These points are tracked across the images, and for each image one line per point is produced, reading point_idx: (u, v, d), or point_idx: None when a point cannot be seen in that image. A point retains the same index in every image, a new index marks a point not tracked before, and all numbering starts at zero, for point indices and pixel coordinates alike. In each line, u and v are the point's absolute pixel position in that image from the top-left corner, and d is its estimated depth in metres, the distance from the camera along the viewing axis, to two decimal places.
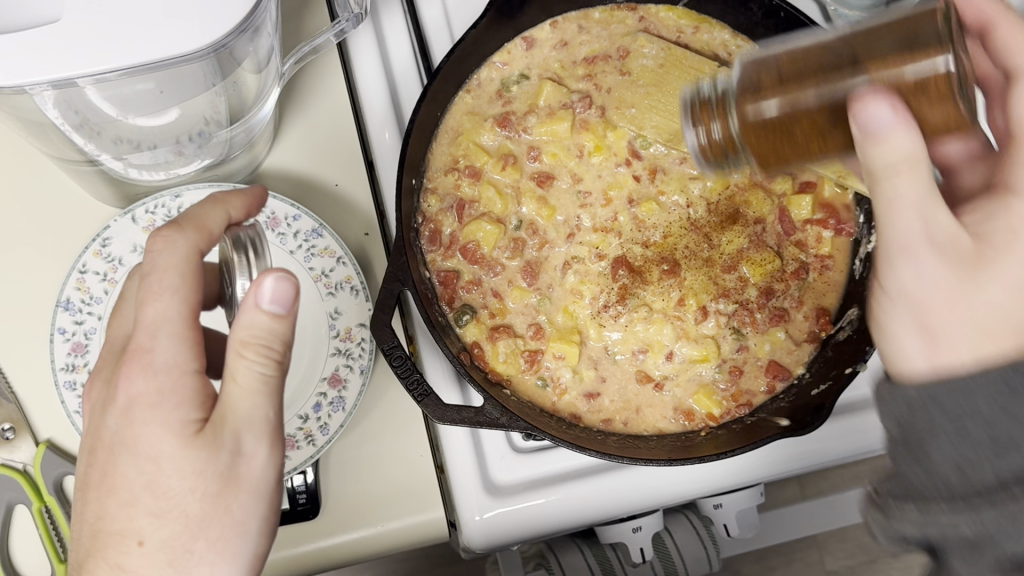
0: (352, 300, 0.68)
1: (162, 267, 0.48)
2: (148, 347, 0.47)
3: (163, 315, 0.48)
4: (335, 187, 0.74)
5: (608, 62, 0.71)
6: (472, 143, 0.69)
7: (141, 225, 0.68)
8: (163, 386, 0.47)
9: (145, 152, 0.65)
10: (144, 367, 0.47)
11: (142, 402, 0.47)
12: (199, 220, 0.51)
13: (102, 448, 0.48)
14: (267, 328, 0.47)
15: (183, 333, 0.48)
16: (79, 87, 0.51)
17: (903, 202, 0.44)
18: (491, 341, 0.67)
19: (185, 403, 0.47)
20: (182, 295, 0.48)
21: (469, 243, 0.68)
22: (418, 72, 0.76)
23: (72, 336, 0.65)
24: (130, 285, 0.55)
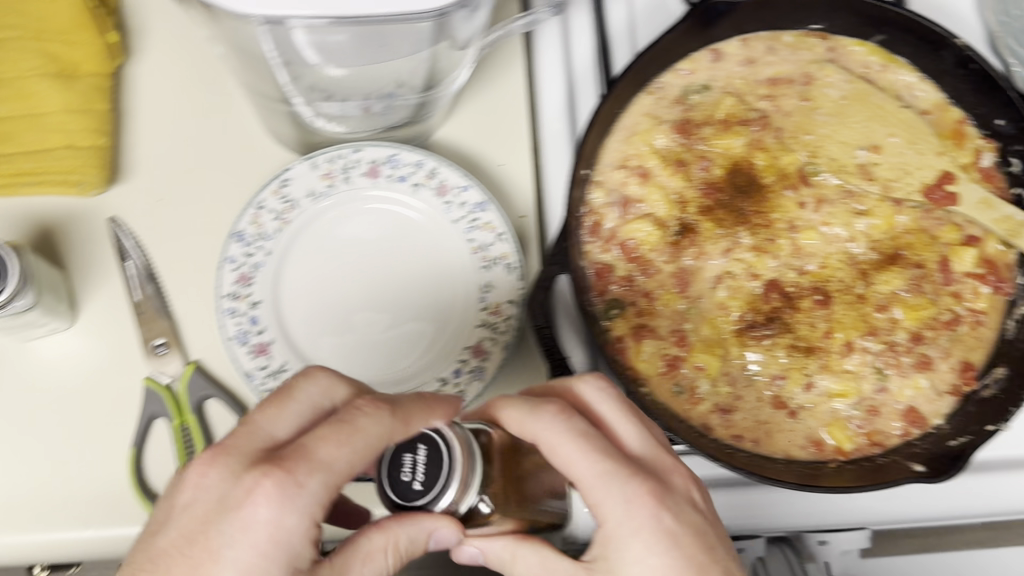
0: (505, 276, 0.69)
1: (358, 429, 0.43)
2: (302, 483, 0.41)
3: (331, 464, 0.42)
4: (498, 167, 0.75)
5: (791, 86, 0.72)
6: (646, 145, 0.70)
7: (320, 172, 0.70)
8: (295, 529, 0.41)
9: (335, 103, 0.68)
10: (286, 498, 0.40)
11: (271, 534, 0.40)
12: (410, 415, 0.44)
13: (202, 550, 0.41)
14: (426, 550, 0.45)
15: (327, 493, 0.42)
16: (287, 28, 0.53)
17: (611, 522, 0.46)
18: (636, 339, 0.68)
19: (300, 556, 0.42)
20: (353, 460, 0.43)
21: (629, 240, 0.69)
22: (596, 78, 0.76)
23: (241, 267, 0.68)
24: (305, 384, 0.46)
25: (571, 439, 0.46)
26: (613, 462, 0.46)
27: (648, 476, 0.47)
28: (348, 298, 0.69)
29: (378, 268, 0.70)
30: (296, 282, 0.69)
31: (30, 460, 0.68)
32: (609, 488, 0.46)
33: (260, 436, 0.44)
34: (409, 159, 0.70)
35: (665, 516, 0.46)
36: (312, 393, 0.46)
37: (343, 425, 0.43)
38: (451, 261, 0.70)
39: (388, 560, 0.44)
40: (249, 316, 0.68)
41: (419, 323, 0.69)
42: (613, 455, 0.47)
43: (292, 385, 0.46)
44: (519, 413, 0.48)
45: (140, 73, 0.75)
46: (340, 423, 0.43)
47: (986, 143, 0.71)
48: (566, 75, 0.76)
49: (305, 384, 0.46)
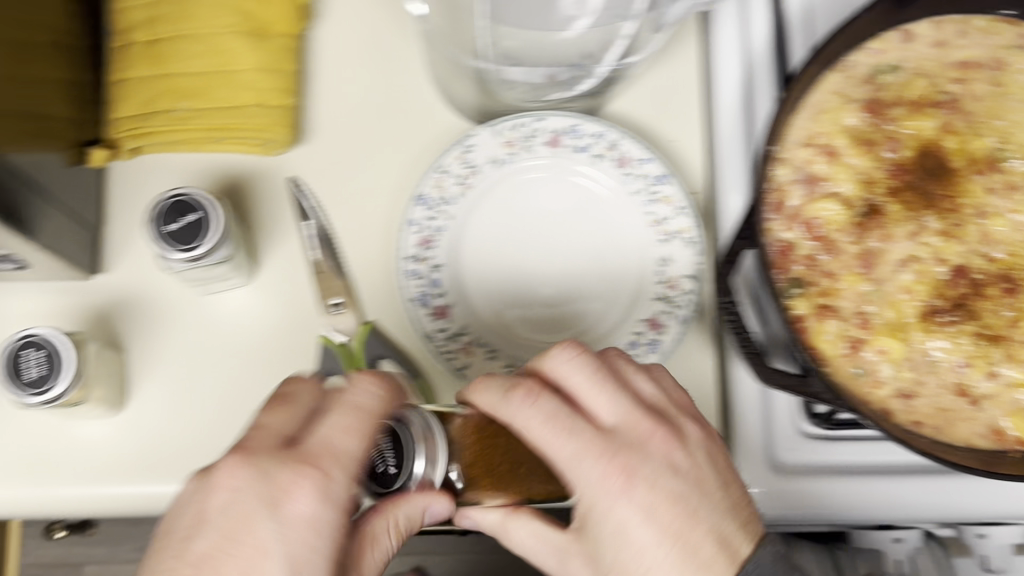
0: (685, 251, 0.68)
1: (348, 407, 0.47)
2: (326, 471, 0.45)
3: (333, 444, 0.46)
4: (668, 142, 0.75)
5: (982, 70, 0.70)
6: (835, 123, 0.69)
7: (503, 139, 0.70)
8: (332, 522, 0.45)
9: (518, 69, 0.67)
10: (321, 494, 0.45)
11: (311, 526, 0.45)
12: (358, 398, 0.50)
13: (248, 543, 0.44)
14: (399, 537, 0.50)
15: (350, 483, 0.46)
16: None
17: (588, 499, 0.49)
18: (819, 318, 0.66)
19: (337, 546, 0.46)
20: (349, 443, 0.46)
21: (815, 219, 0.68)
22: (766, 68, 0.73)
23: (423, 230, 0.68)
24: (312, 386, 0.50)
25: (543, 422, 0.49)
26: (583, 444, 0.49)
27: (624, 452, 0.49)
28: (525, 268, 0.69)
29: (557, 238, 0.70)
30: (476, 246, 0.70)
31: (205, 412, 0.68)
32: (580, 464, 0.49)
33: (330, 444, 0.46)
34: (591, 129, 0.70)
35: (645, 488, 0.49)
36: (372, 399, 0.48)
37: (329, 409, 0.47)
38: (629, 233, 0.70)
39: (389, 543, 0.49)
40: (431, 278, 0.68)
41: (594, 296, 0.69)
42: (572, 428, 0.49)
43: (291, 390, 0.50)
44: (489, 399, 0.51)
45: (323, 36, 0.75)
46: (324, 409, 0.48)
47: None
48: (744, 59, 0.74)
49: (365, 390, 0.48)
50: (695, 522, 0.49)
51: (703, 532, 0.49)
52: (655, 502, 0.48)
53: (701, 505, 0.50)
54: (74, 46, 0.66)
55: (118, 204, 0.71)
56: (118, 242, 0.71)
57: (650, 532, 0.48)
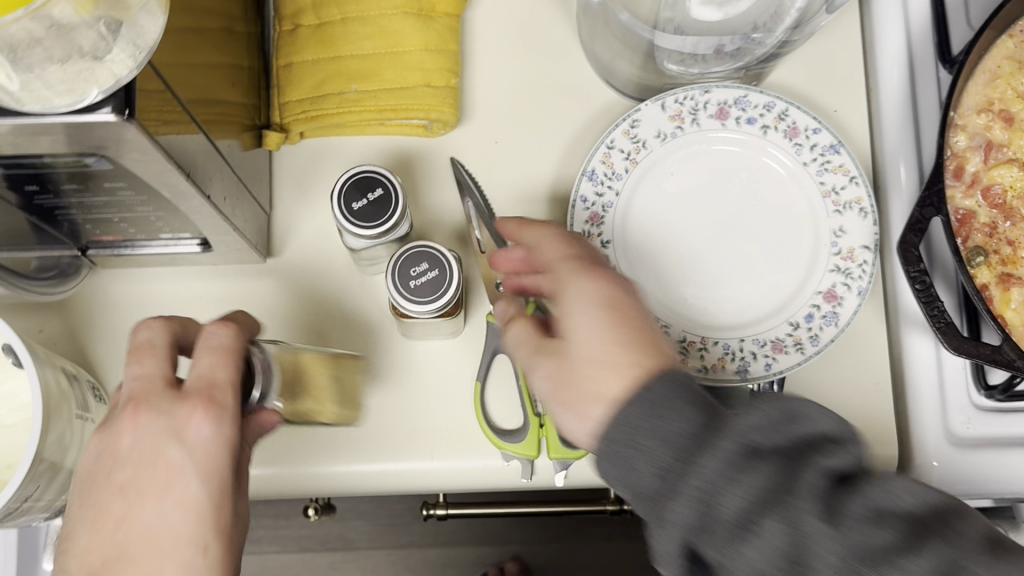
0: (860, 222, 0.67)
1: (227, 350, 0.51)
2: (211, 402, 0.50)
3: (213, 377, 0.51)
4: (832, 113, 0.74)
5: None
6: (1011, 87, 0.67)
7: (669, 113, 0.69)
8: (206, 454, 0.50)
9: (677, 40, 0.67)
10: (210, 419, 0.50)
11: (196, 454, 0.49)
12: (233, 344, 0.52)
13: (149, 449, 0.49)
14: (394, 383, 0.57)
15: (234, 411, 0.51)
16: None
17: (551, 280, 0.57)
18: (1003, 287, 0.65)
19: (207, 478, 0.50)
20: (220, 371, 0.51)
21: (994, 185, 0.67)
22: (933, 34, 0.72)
23: (592, 206, 0.68)
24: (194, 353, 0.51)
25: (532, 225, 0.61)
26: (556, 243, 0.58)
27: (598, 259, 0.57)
28: (695, 244, 0.69)
29: (725, 212, 0.69)
30: (643, 215, 0.69)
31: (380, 392, 0.69)
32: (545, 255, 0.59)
33: (154, 383, 0.51)
34: (758, 99, 0.69)
35: (600, 304, 0.54)
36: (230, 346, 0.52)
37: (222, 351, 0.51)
38: (800, 205, 0.69)
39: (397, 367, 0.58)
40: None
41: (766, 271, 0.68)
42: (579, 257, 0.57)
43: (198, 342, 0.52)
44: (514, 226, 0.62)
45: (476, 18, 0.75)
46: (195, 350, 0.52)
47: None
48: (907, 35, 0.73)
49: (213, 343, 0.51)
50: (617, 359, 0.51)
51: (625, 357, 0.51)
52: (601, 337, 0.52)
53: (640, 324, 0.54)
54: (249, 33, 0.67)
55: (284, 189, 0.72)
56: (285, 224, 0.72)
57: (585, 324, 0.53)
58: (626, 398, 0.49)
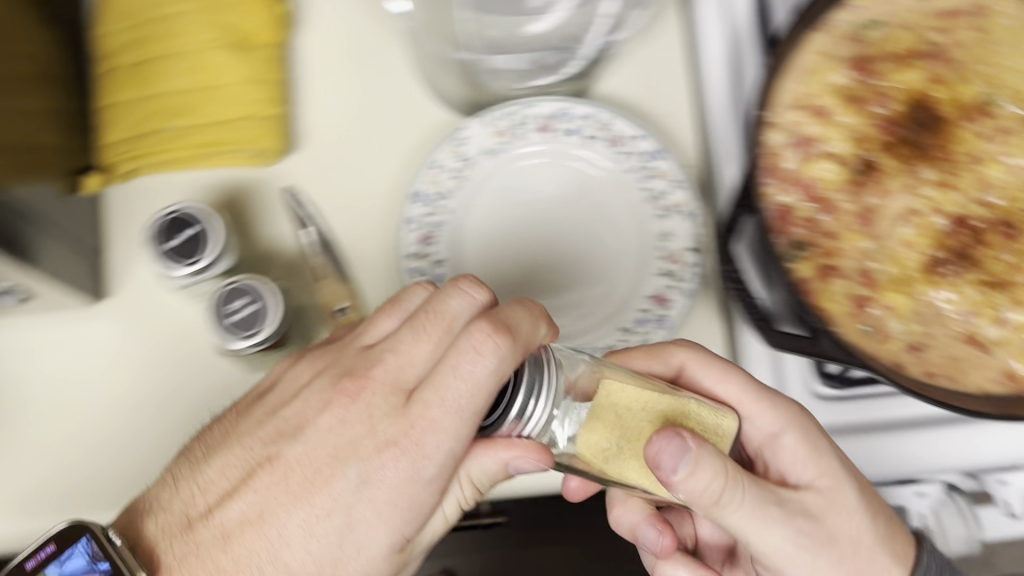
0: (685, 224, 0.69)
1: (460, 338, 0.49)
2: (425, 415, 0.50)
3: (457, 391, 0.49)
4: (658, 117, 0.76)
5: (966, 19, 0.70)
6: (825, 84, 0.69)
7: (493, 129, 0.70)
8: (434, 467, 0.50)
9: (511, 54, 0.68)
10: (433, 425, 0.49)
11: (380, 468, 0.50)
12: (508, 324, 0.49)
13: (388, 444, 0.50)
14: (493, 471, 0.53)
15: (466, 422, 0.49)
16: None
17: (739, 398, 0.61)
18: (824, 279, 0.67)
19: (426, 488, 0.50)
20: (461, 385, 0.49)
21: (811, 180, 0.69)
22: (756, 32, 0.73)
23: (422, 227, 0.69)
24: (450, 302, 0.53)
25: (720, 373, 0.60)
26: (770, 409, 0.60)
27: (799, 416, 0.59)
28: (527, 256, 0.70)
29: (554, 223, 0.70)
30: (476, 229, 0.70)
31: None
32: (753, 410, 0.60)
33: (401, 373, 0.52)
34: (580, 112, 0.70)
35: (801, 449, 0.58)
36: (484, 372, 0.48)
37: (454, 344, 0.50)
38: (628, 213, 0.70)
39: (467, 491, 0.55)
40: (434, 275, 0.68)
41: (598, 277, 0.69)
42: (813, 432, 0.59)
43: (447, 309, 0.52)
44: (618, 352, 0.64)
45: (305, 44, 0.74)
46: (432, 317, 0.52)
47: None
48: (726, 34, 0.74)
49: (473, 359, 0.48)
50: (847, 510, 0.57)
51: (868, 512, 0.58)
52: (795, 527, 0.55)
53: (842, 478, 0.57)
54: (59, 75, 0.66)
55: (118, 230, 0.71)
56: (121, 266, 0.71)
57: (806, 473, 0.58)
58: (871, 528, 0.57)
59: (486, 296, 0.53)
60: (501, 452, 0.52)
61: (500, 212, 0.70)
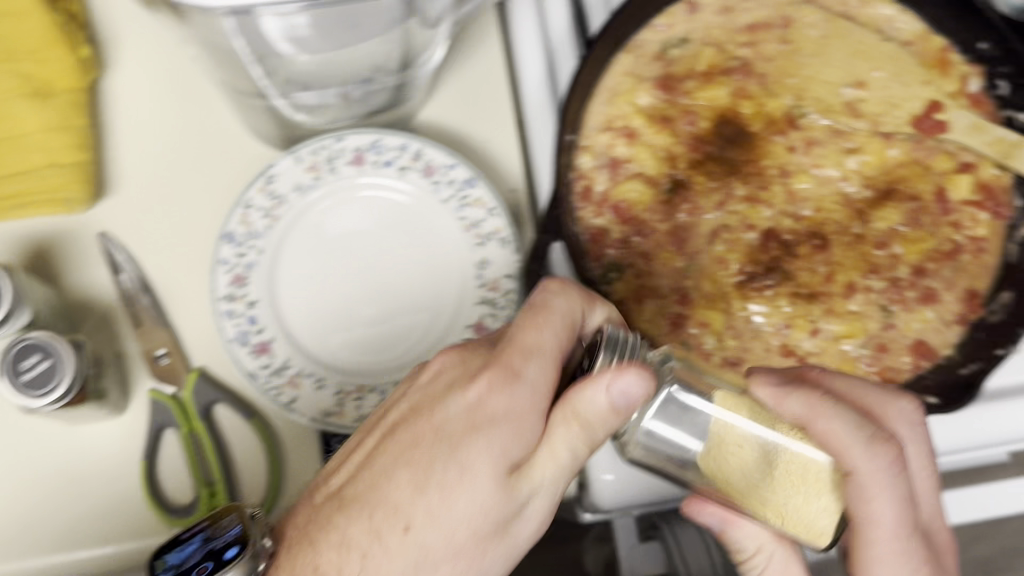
0: (501, 251, 0.69)
1: (539, 318, 0.49)
2: (488, 419, 0.47)
3: (513, 402, 0.47)
4: (482, 144, 0.75)
5: (771, 31, 0.71)
6: (630, 104, 0.70)
7: (305, 165, 0.69)
8: (482, 469, 0.46)
9: (312, 92, 0.67)
10: (488, 436, 0.47)
11: (484, 456, 0.47)
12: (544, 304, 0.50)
13: (433, 434, 0.48)
14: (603, 414, 0.45)
15: (539, 407, 0.48)
16: (258, 16, 0.53)
17: (861, 463, 0.48)
18: (638, 300, 0.67)
19: (518, 444, 0.47)
20: (540, 375, 0.48)
21: (621, 202, 0.69)
22: (575, 41, 0.75)
23: (234, 268, 0.68)
24: (550, 313, 0.49)
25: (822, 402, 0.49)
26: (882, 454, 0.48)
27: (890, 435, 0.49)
28: (347, 290, 0.69)
29: (371, 258, 0.70)
30: (292, 265, 0.69)
31: (57, 480, 0.69)
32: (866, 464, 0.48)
33: (469, 367, 0.50)
34: (392, 142, 0.70)
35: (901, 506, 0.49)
36: (548, 338, 0.48)
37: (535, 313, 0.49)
38: (446, 244, 0.70)
39: (567, 431, 0.47)
40: (247, 317, 0.67)
41: (421, 306, 0.69)
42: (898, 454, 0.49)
43: (549, 303, 0.50)
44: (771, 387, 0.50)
45: (118, 88, 0.74)
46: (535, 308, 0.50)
47: (971, 68, 0.68)
48: (546, 48, 0.75)
49: (536, 332, 0.49)
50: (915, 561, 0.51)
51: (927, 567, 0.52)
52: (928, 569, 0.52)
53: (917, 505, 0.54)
54: None
55: None
56: None
57: (891, 510, 0.49)
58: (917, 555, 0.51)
59: (618, 316, 0.54)
60: (600, 385, 0.44)
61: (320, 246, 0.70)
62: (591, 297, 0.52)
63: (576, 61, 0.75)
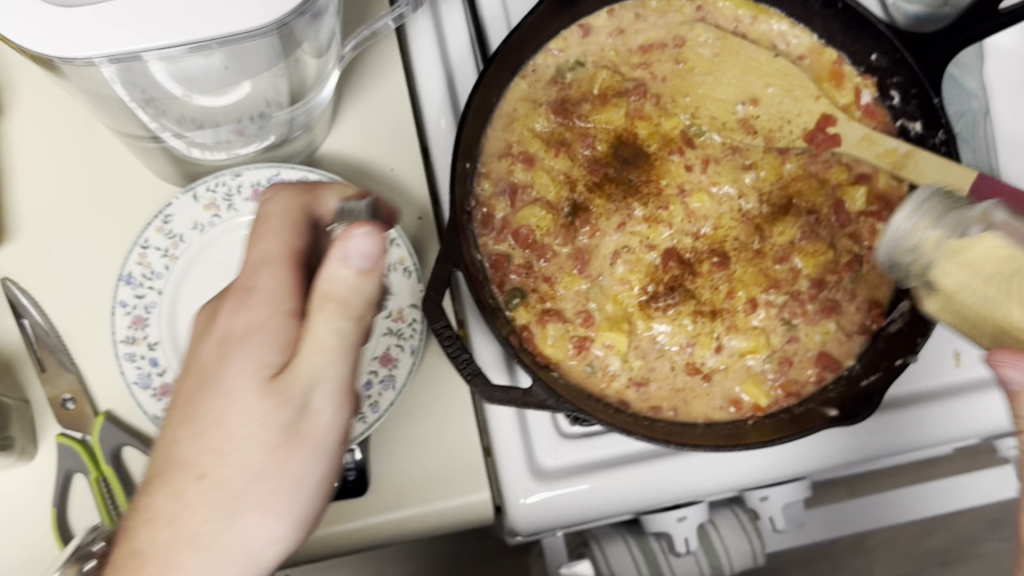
0: (405, 281, 0.69)
1: (264, 226, 0.54)
2: (249, 286, 0.52)
3: (268, 256, 0.53)
4: (390, 171, 0.75)
5: (664, 51, 0.72)
6: (526, 130, 0.70)
7: (203, 203, 0.69)
8: (250, 370, 0.50)
9: (208, 132, 0.67)
10: (242, 305, 0.52)
11: (237, 366, 0.50)
12: (313, 187, 0.57)
13: (193, 375, 0.51)
14: (350, 284, 0.49)
15: (283, 273, 0.53)
16: (143, 61, 0.52)
17: None
18: (541, 324, 0.67)
19: (269, 345, 0.51)
20: (280, 244, 0.54)
21: (522, 227, 0.69)
22: (475, 59, 0.75)
23: (133, 310, 0.67)
24: (270, 206, 0.55)
25: None
26: None
27: None
28: None
29: None
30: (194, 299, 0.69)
31: None
32: None
33: (205, 321, 0.54)
34: (292, 175, 0.70)
35: None
36: (271, 237, 0.54)
37: (258, 224, 0.55)
38: None
39: (337, 317, 0.50)
40: (149, 359, 0.66)
41: None
42: None
43: (268, 211, 0.55)
44: None
45: (15, 131, 0.73)
46: (261, 222, 0.55)
47: (863, 80, 0.72)
48: (444, 69, 0.75)
49: (263, 227, 0.54)
50: None
51: None
52: None
53: None
54: None
55: None
56: None
57: None
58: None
59: (352, 190, 0.58)
60: (336, 250, 0.48)
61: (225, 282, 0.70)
62: (315, 188, 0.57)
63: (475, 80, 0.74)
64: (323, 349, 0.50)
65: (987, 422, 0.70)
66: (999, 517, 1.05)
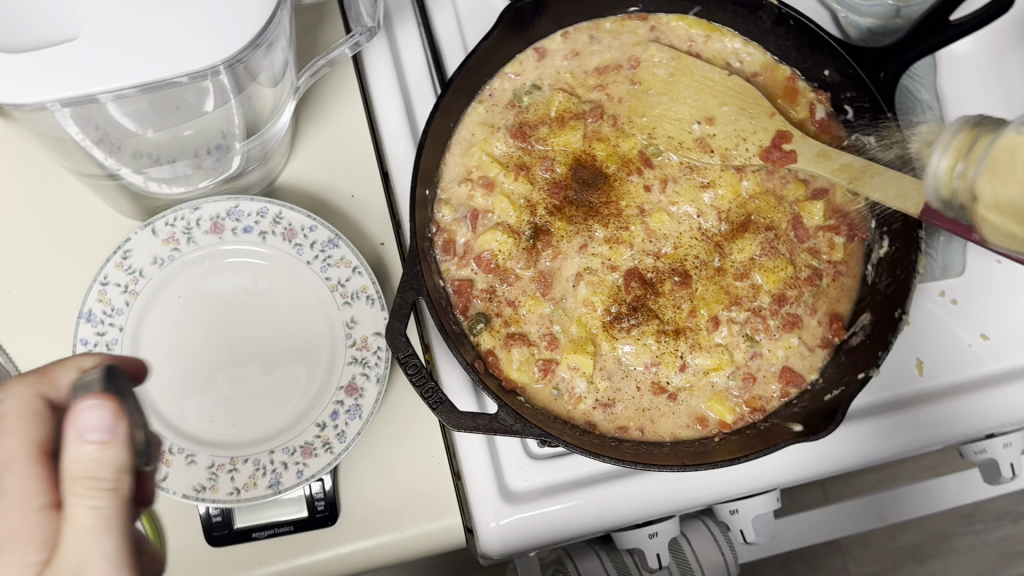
0: (368, 309, 0.69)
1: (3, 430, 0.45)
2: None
3: (14, 457, 0.44)
4: (350, 198, 0.75)
5: (619, 71, 0.73)
6: (485, 155, 0.71)
7: (161, 237, 0.69)
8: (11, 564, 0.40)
9: (164, 167, 0.66)
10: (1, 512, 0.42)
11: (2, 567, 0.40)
12: (48, 369, 0.47)
13: None
14: (96, 459, 0.39)
15: (32, 470, 0.43)
16: (98, 103, 0.52)
17: None
18: (506, 348, 0.67)
19: (24, 547, 0.41)
20: (24, 437, 0.45)
21: (484, 252, 0.69)
22: (433, 83, 0.76)
23: (94, 347, 0.66)
24: (12, 397, 0.46)
25: None
26: None
27: None
28: (213, 348, 0.68)
29: (236, 326, 0.69)
30: (156, 328, 0.68)
31: None
32: None
33: None
34: (250, 207, 0.70)
35: None
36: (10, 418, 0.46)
37: None
38: (314, 302, 0.70)
39: (96, 492, 0.39)
40: None
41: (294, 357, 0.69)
42: None
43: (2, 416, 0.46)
44: None
45: None
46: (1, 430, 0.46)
47: (817, 96, 0.73)
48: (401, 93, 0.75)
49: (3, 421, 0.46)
50: None
51: None
52: None
53: None
54: None
55: None
56: None
57: None
58: None
59: (91, 360, 0.49)
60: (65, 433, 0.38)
61: (188, 309, 0.69)
62: (51, 368, 0.47)
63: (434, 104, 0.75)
64: (85, 533, 0.40)
65: (953, 430, 0.70)
66: (971, 513, 1.05)
